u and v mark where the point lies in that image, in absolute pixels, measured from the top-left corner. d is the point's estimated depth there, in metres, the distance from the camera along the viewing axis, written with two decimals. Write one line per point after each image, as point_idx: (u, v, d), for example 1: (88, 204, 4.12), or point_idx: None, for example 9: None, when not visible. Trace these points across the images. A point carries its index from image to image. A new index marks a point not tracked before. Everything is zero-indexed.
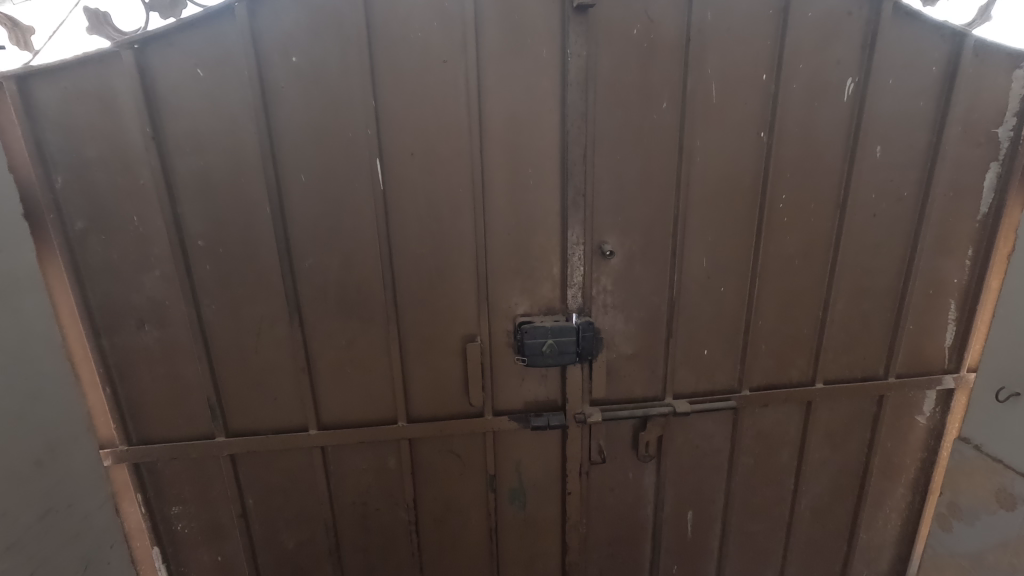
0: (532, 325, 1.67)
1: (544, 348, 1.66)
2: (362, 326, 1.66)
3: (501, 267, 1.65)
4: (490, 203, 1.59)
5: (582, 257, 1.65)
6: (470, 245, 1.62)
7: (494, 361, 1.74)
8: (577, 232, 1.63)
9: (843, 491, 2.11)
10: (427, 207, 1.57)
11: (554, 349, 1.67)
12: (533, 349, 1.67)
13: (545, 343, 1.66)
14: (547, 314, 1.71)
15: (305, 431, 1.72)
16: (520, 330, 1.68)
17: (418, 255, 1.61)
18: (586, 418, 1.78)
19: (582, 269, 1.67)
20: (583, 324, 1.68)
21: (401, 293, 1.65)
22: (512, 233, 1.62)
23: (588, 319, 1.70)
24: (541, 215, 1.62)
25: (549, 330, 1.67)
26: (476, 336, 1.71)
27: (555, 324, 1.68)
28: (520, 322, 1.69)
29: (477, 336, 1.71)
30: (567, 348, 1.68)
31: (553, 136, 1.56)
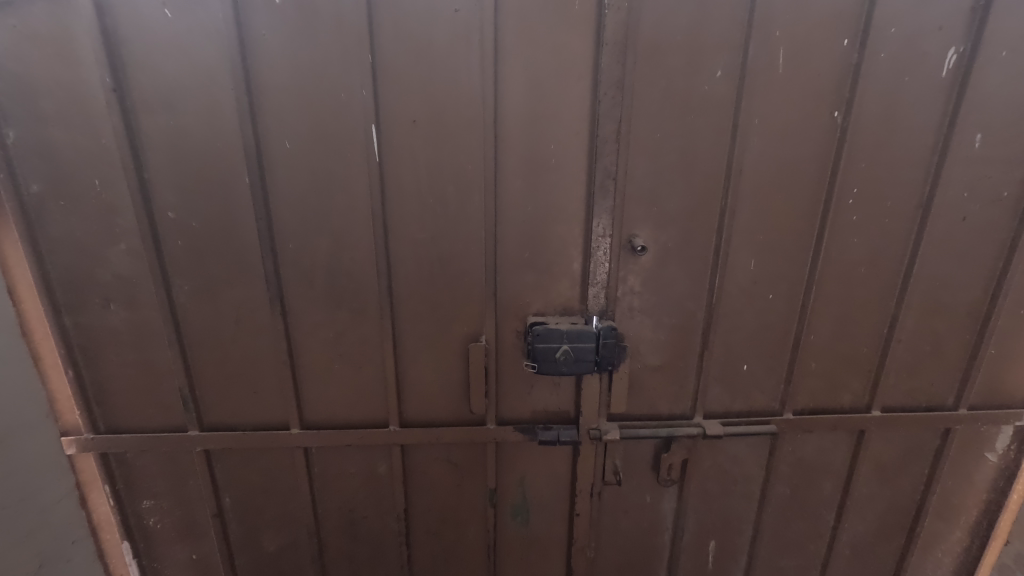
0: (545, 327, 1.45)
1: (558, 355, 1.44)
2: (353, 317, 1.46)
3: (513, 258, 1.43)
4: (504, 184, 1.36)
5: (607, 252, 1.42)
6: (478, 232, 1.40)
7: (501, 365, 1.53)
8: (603, 223, 1.39)
9: (891, 530, 1.86)
10: (430, 186, 1.35)
11: (569, 356, 1.44)
12: (545, 355, 1.45)
13: (560, 350, 1.44)
14: (563, 316, 1.49)
15: (287, 430, 1.55)
16: (530, 332, 1.46)
17: (418, 240, 1.40)
18: (601, 435, 1.56)
19: (607, 265, 1.43)
20: (605, 330, 1.45)
21: (398, 282, 1.44)
22: (528, 221, 1.39)
23: (610, 324, 1.46)
24: (563, 200, 1.38)
25: (565, 334, 1.44)
26: (481, 337, 1.50)
27: (572, 327, 1.45)
28: (532, 323, 1.47)
29: (482, 337, 1.50)
30: (584, 356, 1.45)
31: (582, 107, 1.31)
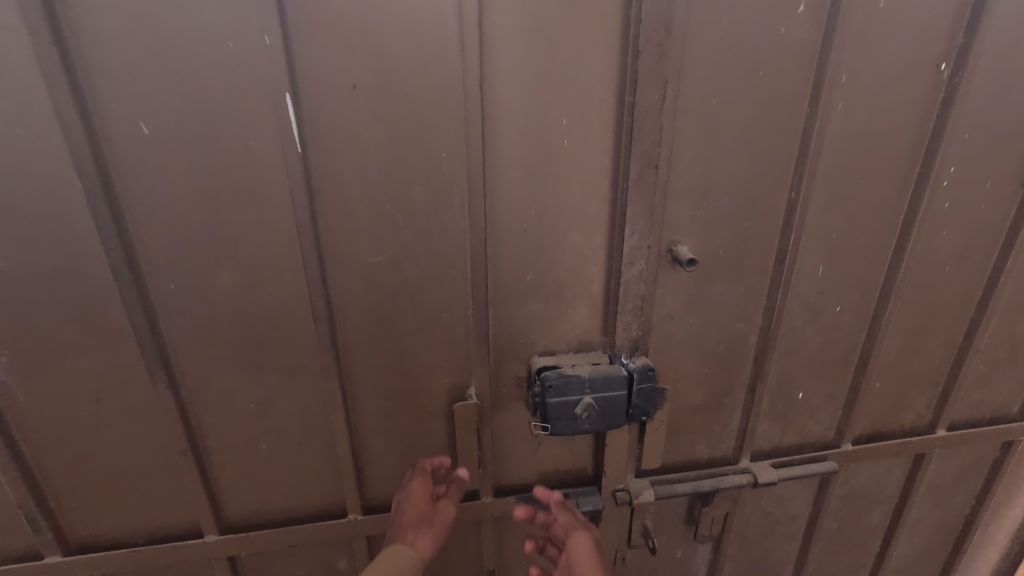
0: (560, 375, 1.05)
1: (578, 413, 1.06)
2: (283, 380, 1.01)
3: (510, 284, 1.01)
4: (495, 179, 0.93)
5: (643, 269, 1.01)
6: (460, 249, 0.96)
7: (498, 424, 1.14)
8: (640, 230, 0.97)
9: (935, 550, 1.65)
10: (386, 185, 0.90)
11: (593, 411, 1.07)
12: (561, 413, 1.06)
13: (581, 406, 1.06)
14: (581, 354, 1.10)
15: (199, 539, 1.10)
16: (539, 383, 1.06)
17: (371, 264, 0.95)
18: (632, 500, 1.20)
19: (643, 287, 1.03)
20: (639, 372, 1.07)
21: (345, 326, 0.99)
22: (530, 230, 0.97)
23: (645, 362, 1.08)
24: (578, 198, 0.96)
25: (587, 382, 1.05)
26: (470, 393, 1.09)
27: (596, 372, 1.06)
28: (540, 367, 1.07)
29: (472, 394, 1.08)
30: (612, 410, 1.08)
31: (608, 59, 0.88)
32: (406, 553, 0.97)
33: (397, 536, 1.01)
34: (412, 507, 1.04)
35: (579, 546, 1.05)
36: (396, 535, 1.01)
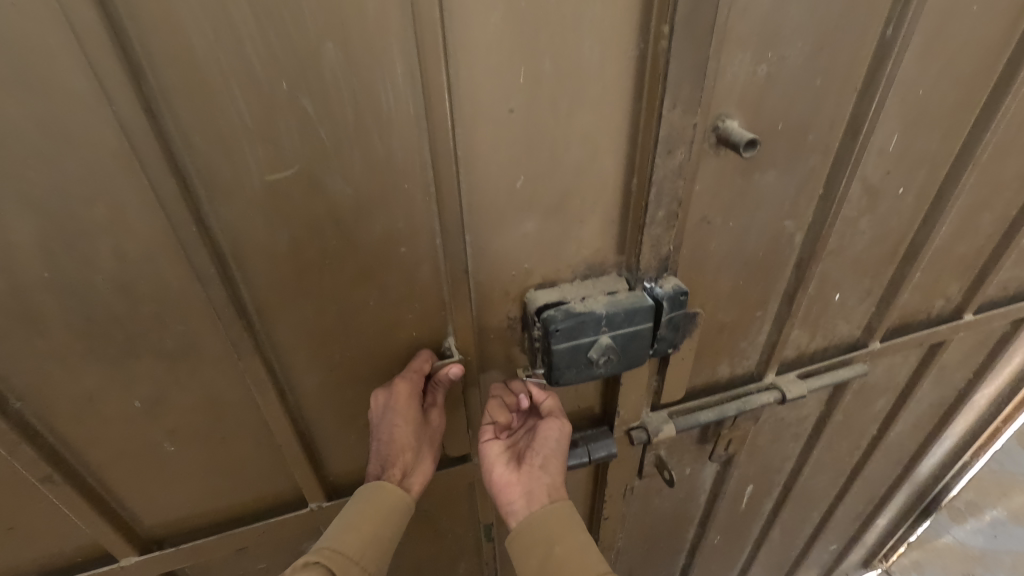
0: (568, 314, 0.76)
1: (595, 357, 0.78)
2: (173, 366, 0.69)
3: (492, 198, 0.69)
4: (458, 29, 0.56)
5: (683, 159, 0.69)
6: (410, 150, 0.62)
7: (484, 377, 0.89)
8: (685, 102, 0.64)
9: (924, 423, 1.64)
10: (270, 44, 0.52)
11: (612, 353, 0.80)
12: (571, 361, 0.79)
13: (596, 349, 0.78)
14: (591, 282, 0.82)
15: (116, 563, 0.85)
16: (540, 326, 0.78)
17: (274, 187, 0.60)
18: (649, 439, 1.02)
19: (681, 186, 0.72)
20: (669, 298, 0.80)
21: (250, 281, 0.66)
22: (518, 111, 0.63)
23: (676, 284, 0.81)
24: (590, 55, 0.61)
25: (604, 316, 0.77)
26: (449, 346, 0.81)
27: (614, 305, 0.78)
28: (539, 304, 0.79)
29: (452, 347, 0.81)
30: (634, 347, 0.81)
31: None
32: (397, 503, 0.77)
33: (387, 459, 0.78)
34: (411, 427, 0.76)
35: (547, 442, 0.85)
36: (385, 458, 0.77)
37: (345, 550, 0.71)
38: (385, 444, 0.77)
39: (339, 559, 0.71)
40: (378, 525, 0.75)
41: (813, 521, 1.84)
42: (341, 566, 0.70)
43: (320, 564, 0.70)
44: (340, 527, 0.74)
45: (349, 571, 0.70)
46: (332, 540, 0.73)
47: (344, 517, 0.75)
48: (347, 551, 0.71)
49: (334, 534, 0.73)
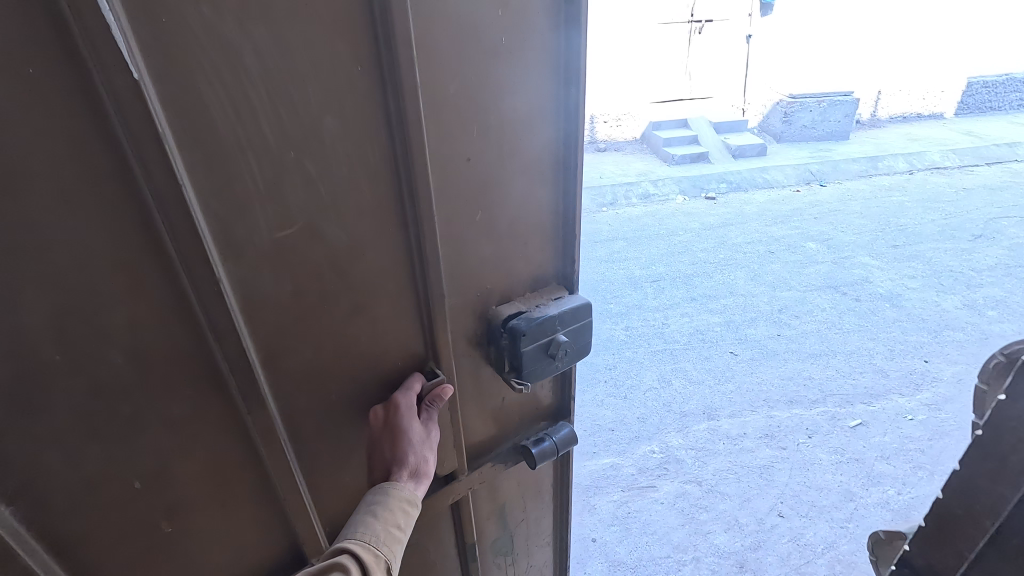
0: (530, 321, 0.91)
1: (556, 354, 0.94)
2: (179, 441, 0.67)
3: (458, 230, 0.81)
4: (430, 99, 0.69)
5: None
6: (400, 200, 0.72)
7: (463, 391, 0.98)
8: None
9: None
10: (281, 118, 0.59)
11: (569, 348, 0.96)
12: (537, 360, 0.93)
13: (557, 344, 0.94)
14: (538, 292, 0.97)
15: None
16: (507, 335, 0.91)
17: (282, 242, 0.65)
18: None
19: None
20: None
21: (259, 337, 0.68)
22: (473, 158, 0.77)
23: None
24: (521, 111, 0.79)
25: (558, 317, 0.94)
26: (434, 368, 0.88)
27: (562, 307, 0.95)
28: (497, 320, 0.92)
29: (436, 370, 0.88)
30: (582, 341, 0.99)
31: None
32: (408, 493, 0.82)
33: (388, 463, 0.82)
34: (422, 432, 0.83)
35: None
36: (386, 461, 0.82)
37: (365, 538, 0.78)
38: (386, 449, 0.82)
39: (362, 546, 0.77)
40: (394, 514, 0.80)
41: (780, 533, 2.54)
42: (364, 553, 0.77)
43: (346, 552, 0.76)
44: (356, 518, 0.80)
45: (373, 556, 0.77)
46: (351, 530, 0.79)
47: (358, 511, 0.81)
48: (368, 538, 0.78)
49: (351, 525, 0.79)
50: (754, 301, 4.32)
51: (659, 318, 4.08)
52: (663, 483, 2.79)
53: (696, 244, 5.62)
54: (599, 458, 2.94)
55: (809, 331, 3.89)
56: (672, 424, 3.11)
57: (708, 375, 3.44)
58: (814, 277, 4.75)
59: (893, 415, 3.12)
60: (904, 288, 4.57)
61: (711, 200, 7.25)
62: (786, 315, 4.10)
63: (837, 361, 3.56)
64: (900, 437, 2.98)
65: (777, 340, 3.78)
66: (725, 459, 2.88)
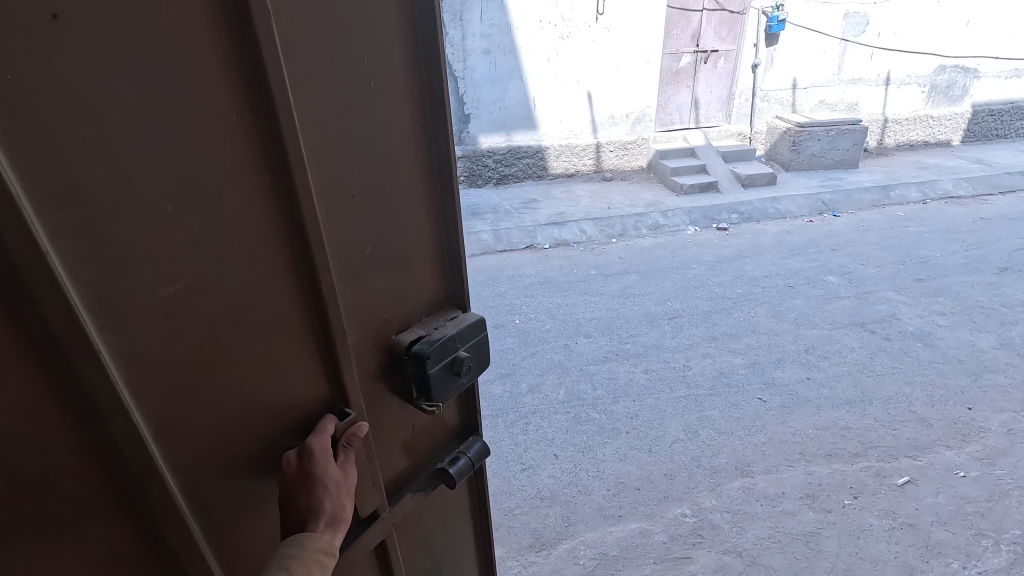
0: (432, 343, 1.09)
1: (460, 368, 1.14)
2: (63, 518, 0.74)
3: (353, 260, 0.98)
4: (313, 151, 0.86)
5: None
6: (296, 263, 0.89)
7: (375, 427, 1.12)
8: None
9: None
10: (155, 198, 0.71)
11: (470, 361, 1.16)
12: (443, 376, 1.11)
13: (459, 361, 1.13)
14: (434, 317, 1.17)
15: None
16: (414, 358, 1.08)
17: (164, 302, 0.76)
18: None
19: None
20: None
21: (144, 402, 0.77)
22: (358, 195, 0.95)
23: None
24: (395, 154, 0.99)
25: (457, 336, 1.14)
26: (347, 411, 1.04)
27: (459, 327, 1.16)
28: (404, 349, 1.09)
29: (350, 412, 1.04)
30: (480, 353, 1.20)
31: (388, 17, 0.91)
32: (325, 541, 0.92)
33: (308, 511, 0.91)
34: (337, 477, 0.94)
35: None
36: (305, 509, 0.91)
37: None
38: (305, 497, 0.91)
39: None
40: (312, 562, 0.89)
41: None
42: None
43: None
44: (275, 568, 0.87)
45: None
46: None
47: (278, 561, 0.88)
48: None
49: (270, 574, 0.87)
50: (780, 340, 4.90)
51: (681, 361, 4.62)
52: (698, 552, 2.97)
53: (709, 278, 6.06)
54: (627, 524, 3.16)
55: (841, 373, 4.40)
56: (704, 485, 3.38)
57: (739, 426, 3.85)
58: (840, 314, 5.29)
59: (946, 472, 3.40)
60: (935, 327, 5.02)
61: (724, 232, 7.36)
62: (816, 355, 4.66)
63: (876, 409, 3.96)
64: (953, 498, 3.21)
65: (809, 385, 4.28)
66: (764, 524, 3.08)
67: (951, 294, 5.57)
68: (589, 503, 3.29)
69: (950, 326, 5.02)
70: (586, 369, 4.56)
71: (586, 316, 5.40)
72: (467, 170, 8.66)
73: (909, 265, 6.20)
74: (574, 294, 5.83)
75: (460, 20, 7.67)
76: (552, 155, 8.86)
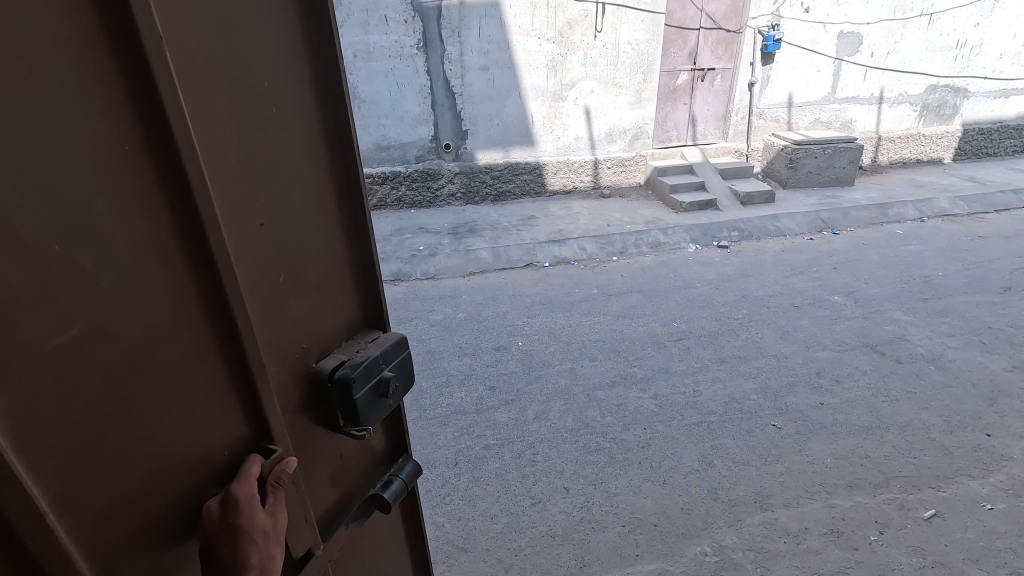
0: (356, 368, 1.19)
1: (385, 390, 1.24)
2: None
3: (263, 286, 1.04)
4: (219, 184, 0.92)
5: None
6: (216, 311, 0.93)
7: (302, 454, 1.19)
8: None
9: None
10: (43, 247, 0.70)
11: (394, 381, 1.27)
12: (369, 399, 1.21)
13: (384, 383, 1.24)
14: (354, 342, 1.28)
15: None
16: (338, 384, 1.18)
17: (59, 351, 0.73)
18: None
19: None
20: None
21: (39, 465, 0.72)
22: (265, 224, 1.02)
23: None
24: (299, 185, 1.09)
25: (381, 358, 1.24)
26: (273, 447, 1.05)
27: (383, 349, 1.27)
28: (332, 387, 1.18)
29: (275, 447, 1.06)
30: (404, 373, 1.31)
31: (278, 61, 1.00)
32: None
33: (233, 561, 0.90)
34: (267, 523, 0.97)
35: None
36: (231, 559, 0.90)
37: None
38: (230, 545, 0.91)
39: None
40: None
41: None
42: None
43: None
44: None
45: None
46: None
47: None
48: None
49: None
50: (789, 363, 4.77)
51: (691, 386, 4.49)
52: None
53: (714, 298, 5.96)
54: (645, 564, 3.02)
55: (853, 399, 4.27)
56: (723, 520, 3.26)
57: (755, 455, 3.74)
58: (847, 334, 5.19)
59: (971, 504, 3.30)
60: (944, 348, 4.93)
61: (725, 250, 7.28)
62: (828, 380, 4.53)
63: (893, 436, 3.87)
64: (984, 534, 3.11)
65: (821, 409, 4.18)
66: (790, 565, 2.96)
67: (957, 313, 5.50)
68: (605, 541, 3.15)
69: (958, 347, 4.93)
70: (594, 394, 4.43)
71: (589, 336, 5.28)
72: (462, 187, 8.55)
73: (913, 283, 6.13)
74: (576, 314, 5.72)
75: (458, 38, 7.65)
76: (550, 173, 8.78)
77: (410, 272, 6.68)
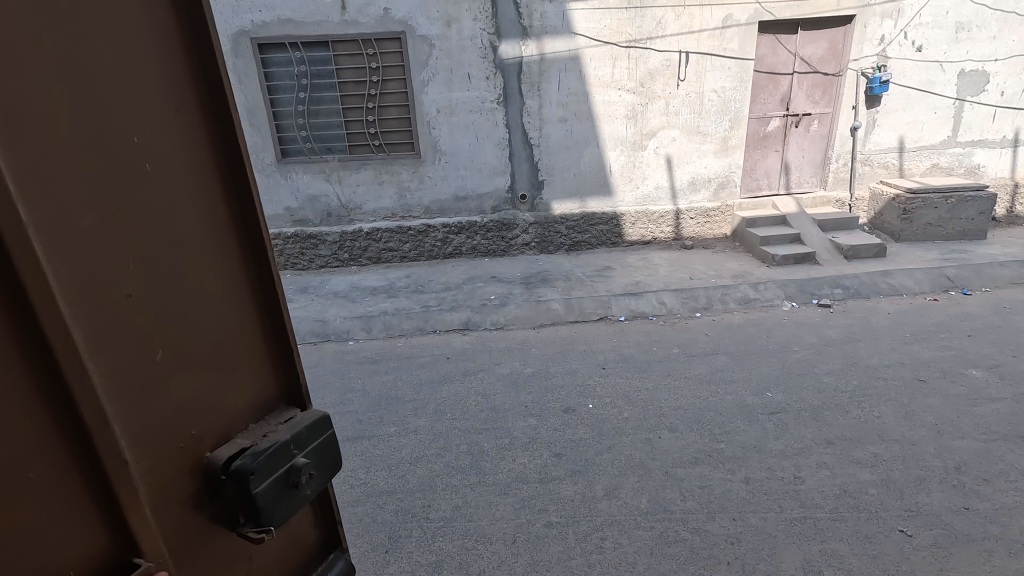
0: (256, 457, 1.08)
1: (298, 478, 1.14)
2: None
3: (130, 365, 0.94)
4: (71, 251, 0.84)
5: None
6: (57, 400, 0.83)
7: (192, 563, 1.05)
8: None
9: None
10: None
11: (308, 469, 1.17)
12: (274, 489, 1.09)
13: (299, 473, 1.14)
14: (265, 425, 1.20)
15: None
16: (234, 477, 1.07)
17: None
18: None
19: None
20: None
21: None
22: (135, 296, 0.95)
23: None
24: (185, 252, 1.04)
25: (290, 442, 1.15)
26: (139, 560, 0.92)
27: (293, 433, 1.18)
28: (227, 481, 1.07)
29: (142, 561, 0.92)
30: (321, 457, 1.22)
31: (158, 125, 0.97)
32: None
33: None
34: None
35: None
36: None
37: None
38: None
39: None
40: None
41: None
42: None
43: None
44: None
45: None
46: None
47: None
48: None
49: None
50: (916, 451, 3.83)
51: (790, 472, 3.69)
52: None
53: (818, 365, 5.10)
54: None
55: (1013, 506, 3.29)
56: None
57: (880, 570, 2.91)
58: (994, 420, 4.14)
59: None
60: None
61: (828, 309, 6.34)
62: (972, 477, 3.55)
63: None
64: None
65: (966, 515, 3.24)
66: None
67: None
68: None
69: None
70: (674, 471, 3.78)
71: (668, 402, 4.64)
72: (535, 236, 8.33)
73: None
74: (653, 376, 5.10)
75: (538, 92, 7.61)
76: (628, 222, 8.32)
77: (478, 322, 6.41)
